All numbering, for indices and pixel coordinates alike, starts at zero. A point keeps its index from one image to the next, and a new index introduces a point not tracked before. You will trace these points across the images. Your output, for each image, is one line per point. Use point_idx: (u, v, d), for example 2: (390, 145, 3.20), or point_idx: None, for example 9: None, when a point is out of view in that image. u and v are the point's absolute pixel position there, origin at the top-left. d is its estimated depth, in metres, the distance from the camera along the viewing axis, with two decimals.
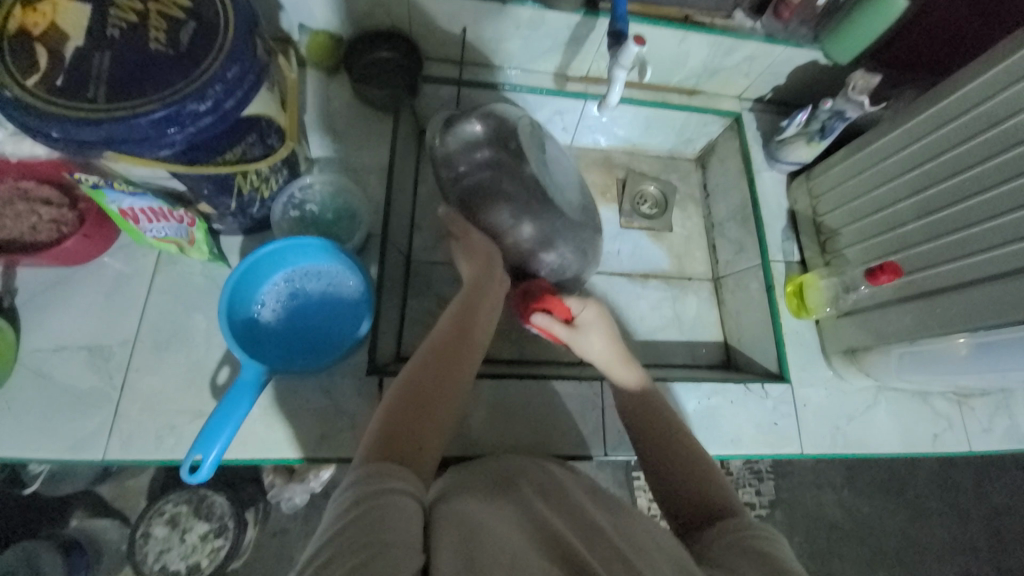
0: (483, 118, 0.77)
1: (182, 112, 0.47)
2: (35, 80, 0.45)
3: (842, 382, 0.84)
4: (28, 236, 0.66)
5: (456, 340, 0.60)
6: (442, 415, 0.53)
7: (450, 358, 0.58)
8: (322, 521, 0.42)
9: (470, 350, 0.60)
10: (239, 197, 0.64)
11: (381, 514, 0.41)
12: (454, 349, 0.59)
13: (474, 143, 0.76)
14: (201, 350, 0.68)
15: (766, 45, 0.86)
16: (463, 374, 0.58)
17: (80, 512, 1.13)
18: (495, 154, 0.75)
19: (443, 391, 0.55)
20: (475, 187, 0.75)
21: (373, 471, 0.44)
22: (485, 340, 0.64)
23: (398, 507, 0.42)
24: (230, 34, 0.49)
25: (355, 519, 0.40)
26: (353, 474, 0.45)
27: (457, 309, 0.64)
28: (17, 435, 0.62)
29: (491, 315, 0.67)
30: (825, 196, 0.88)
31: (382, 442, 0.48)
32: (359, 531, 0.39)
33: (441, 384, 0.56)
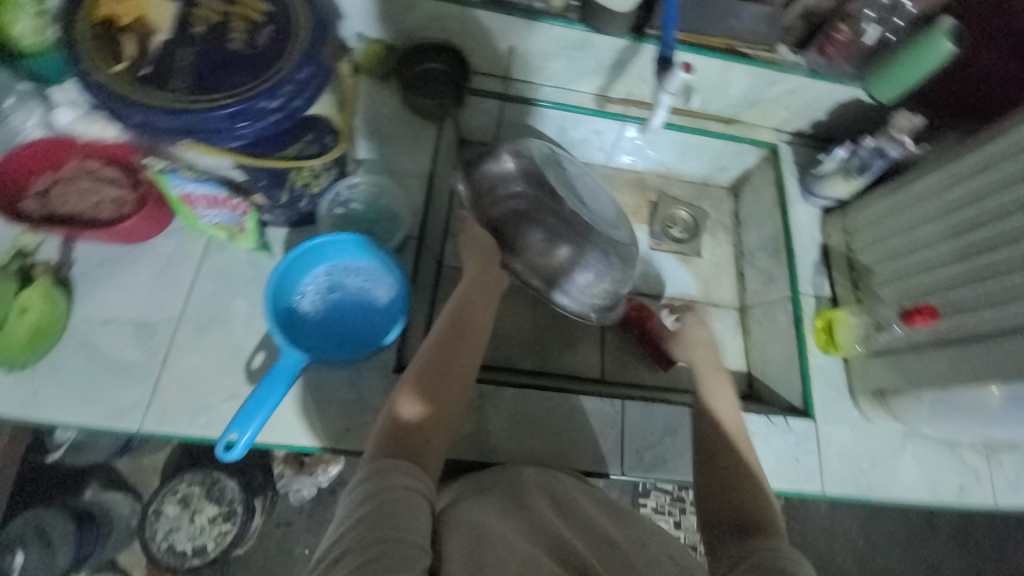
0: (515, 155, 0.81)
1: (252, 109, 0.50)
2: (122, 69, 0.49)
3: (868, 424, 0.83)
4: (92, 213, 0.70)
5: (454, 339, 0.63)
6: (444, 412, 0.56)
7: (450, 357, 0.61)
8: (338, 514, 0.45)
9: (469, 347, 0.63)
10: (290, 190, 0.67)
11: (391, 510, 0.44)
12: (452, 347, 0.62)
13: (506, 178, 0.80)
14: (239, 335, 0.71)
15: (808, 80, 0.87)
16: (462, 370, 0.61)
17: (93, 484, 1.13)
18: (530, 184, 0.80)
19: (443, 389, 0.58)
20: (507, 214, 0.79)
21: (382, 468, 0.47)
22: (484, 337, 0.66)
23: (408, 504, 0.45)
24: (303, 39, 0.52)
25: (369, 515, 0.43)
26: (363, 472, 0.48)
27: (456, 306, 0.67)
28: (60, 400, 0.65)
29: (488, 313, 0.69)
30: (862, 232, 0.88)
31: (388, 442, 0.51)
32: (373, 527, 0.42)
33: (442, 380, 0.59)
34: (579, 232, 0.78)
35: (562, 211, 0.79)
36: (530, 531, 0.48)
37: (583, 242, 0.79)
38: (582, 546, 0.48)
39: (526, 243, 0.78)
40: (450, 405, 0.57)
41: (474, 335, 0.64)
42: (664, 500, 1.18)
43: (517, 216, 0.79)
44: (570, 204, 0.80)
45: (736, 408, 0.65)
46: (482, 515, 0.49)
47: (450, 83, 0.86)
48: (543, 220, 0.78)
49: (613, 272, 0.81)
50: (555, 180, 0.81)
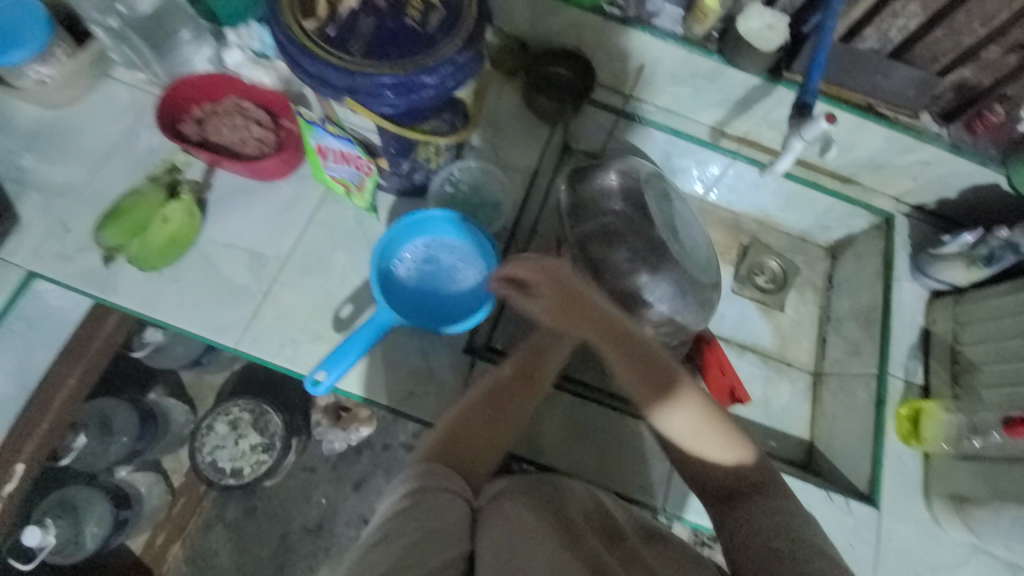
0: (619, 172, 0.83)
1: (414, 82, 0.54)
2: (313, 25, 0.54)
3: (937, 528, 0.77)
4: (238, 146, 0.77)
5: (519, 374, 0.64)
6: (492, 440, 0.59)
7: (507, 390, 0.63)
8: (391, 499, 0.52)
9: (530, 388, 0.64)
10: (412, 161, 0.71)
11: (429, 509, 0.49)
12: (516, 382, 0.64)
13: (607, 197, 0.81)
14: (334, 284, 0.76)
15: (948, 154, 0.82)
16: (516, 409, 0.62)
17: (159, 389, 1.26)
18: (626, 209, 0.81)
19: (495, 418, 0.61)
20: (598, 231, 0.79)
21: (428, 469, 0.53)
22: (550, 381, 0.66)
23: (447, 507, 0.50)
24: (469, 24, 0.56)
25: (411, 507, 0.49)
26: (414, 468, 0.54)
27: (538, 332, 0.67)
28: (177, 305, 0.73)
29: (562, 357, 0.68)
30: (973, 326, 0.82)
31: (438, 450, 0.57)
32: (410, 518, 0.48)
33: (495, 412, 0.61)
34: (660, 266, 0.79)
35: (651, 236, 0.79)
36: (564, 544, 0.46)
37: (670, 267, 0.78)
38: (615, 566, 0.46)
39: (614, 264, 0.77)
40: (502, 429, 0.61)
41: (539, 378, 0.65)
42: None
43: (605, 235, 0.78)
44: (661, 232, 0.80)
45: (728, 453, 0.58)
46: (508, 521, 0.49)
47: (573, 90, 0.88)
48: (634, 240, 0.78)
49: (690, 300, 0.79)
50: (650, 203, 0.82)
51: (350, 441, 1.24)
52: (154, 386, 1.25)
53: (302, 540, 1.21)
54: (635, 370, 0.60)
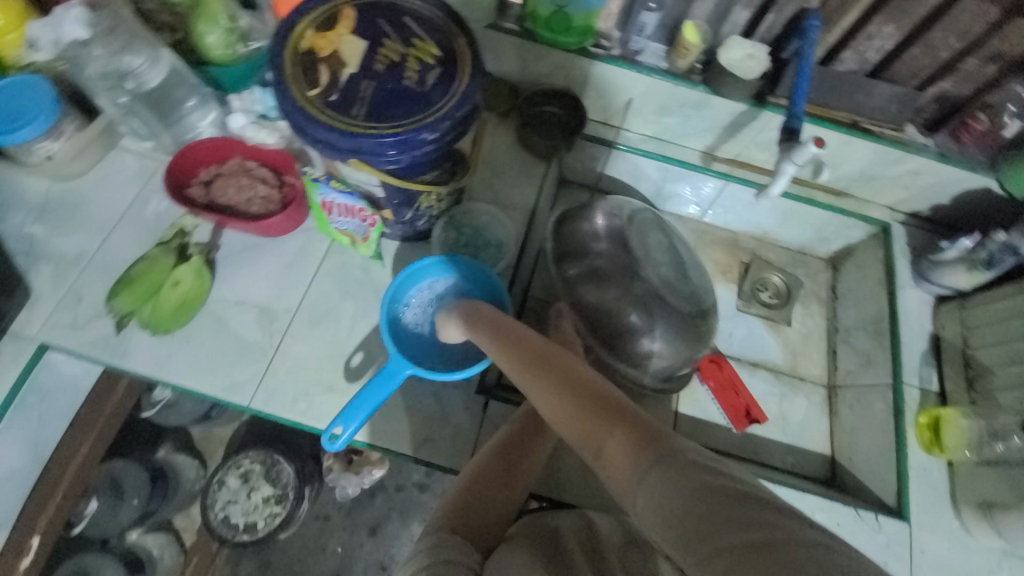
0: (605, 213, 0.87)
1: (415, 139, 0.56)
2: (316, 93, 0.57)
3: (969, 538, 0.75)
4: (244, 206, 0.79)
5: (526, 431, 0.67)
6: (504, 499, 0.60)
7: (515, 448, 0.65)
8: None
9: (537, 444, 0.66)
10: (416, 209, 0.73)
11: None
12: (523, 436, 0.66)
13: (595, 237, 0.87)
14: (344, 333, 0.77)
15: (936, 164, 0.84)
16: (528, 466, 0.64)
17: (168, 446, 1.22)
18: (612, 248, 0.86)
19: (507, 476, 0.62)
20: (586, 275, 0.85)
21: (436, 540, 0.52)
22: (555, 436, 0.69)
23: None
24: (466, 81, 0.58)
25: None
26: (425, 543, 0.52)
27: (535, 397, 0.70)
28: (189, 366, 0.73)
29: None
30: (981, 329, 0.82)
31: (452, 515, 0.56)
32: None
33: (506, 470, 0.63)
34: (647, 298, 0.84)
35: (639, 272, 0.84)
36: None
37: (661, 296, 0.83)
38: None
39: (603, 303, 0.84)
40: (512, 493, 0.61)
41: (546, 431, 0.67)
42: None
43: (594, 277, 0.85)
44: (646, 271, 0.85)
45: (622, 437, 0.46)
46: None
47: (565, 127, 0.91)
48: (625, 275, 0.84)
49: (676, 331, 0.82)
50: (636, 241, 0.86)
51: (363, 486, 1.22)
52: (164, 443, 1.21)
53: None
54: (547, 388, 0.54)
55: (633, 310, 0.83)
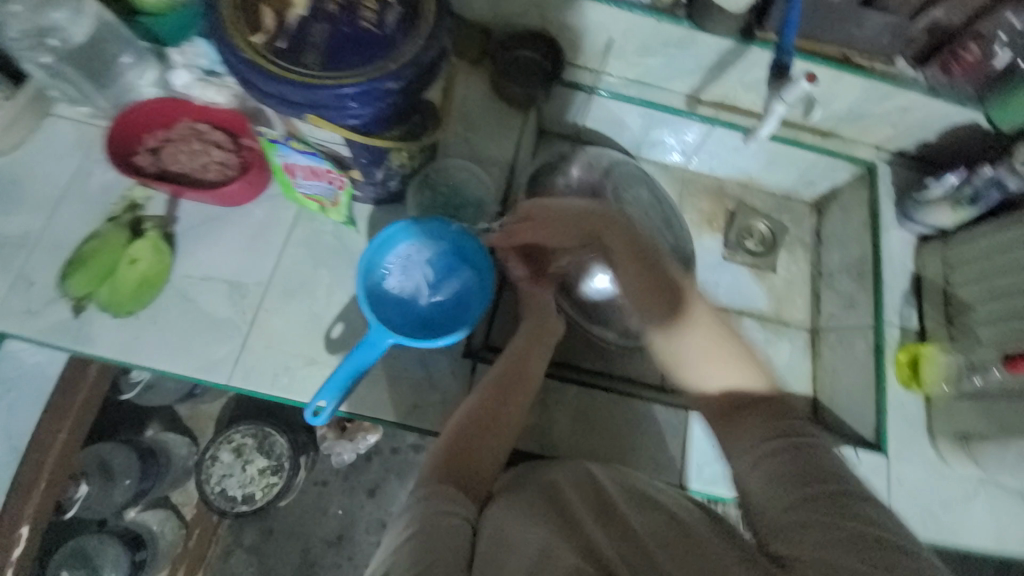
0: (581, 166, 0.88)
1: (378, 89, 0.51)
2: (261, 39, 0.50)
3: (944, 466, 0.78)
4: (199, 173, 0.73)
5: (510, 375, 0.66)
6: (491, 448, 0.60)
7: (502, 394, 0.64)
8: (394, 529, 0.50)
9: (523, 388, 0.66)
10: (386, 169, 0.68)
11: (436, 535, 0.48)
12: (508, 381, 0.66)
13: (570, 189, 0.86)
14: (322, 304, 0.73)
15: (925, 98, 0.81)
16: (515, 407, 0.64)
17: (155, 425, 1.23)
18: (586, 201, 0.85)
19: (495, 421, 0.62)
20: None
21: (428, 492, 0.52)
22: (540, 379, 0.69)
23: (450, 530, 0.49)
24: (429, 20, 0.53)
25: (416, 534, 0.48)
26: (416, 494, 0.53)
27: (517, 347, 0.70)
28: (159, 348, 0.70)
29: (543, 355, 0.71)
30: (963, 266, 0.82)
31: (442, 465, 0.56)
32: (417, 547, 0.46)
33: (494, 412, 0.63)
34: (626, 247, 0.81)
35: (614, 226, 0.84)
36: (564, 545, 0.46)
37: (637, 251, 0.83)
38: (609, 554, 0.46)
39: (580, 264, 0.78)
40: (497, 438, 0.61)
41: (530, 376, 0.67)
42: None
43: None
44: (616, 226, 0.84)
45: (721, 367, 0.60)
46: (513, 528, 0.48)
47: (543, 74, 0.85)
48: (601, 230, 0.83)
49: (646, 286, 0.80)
50: (607, 191, 0.87)
51: (358, 451, 1.23)
52: (150, 423, 1.23)
53: (325, 554, 1.21)
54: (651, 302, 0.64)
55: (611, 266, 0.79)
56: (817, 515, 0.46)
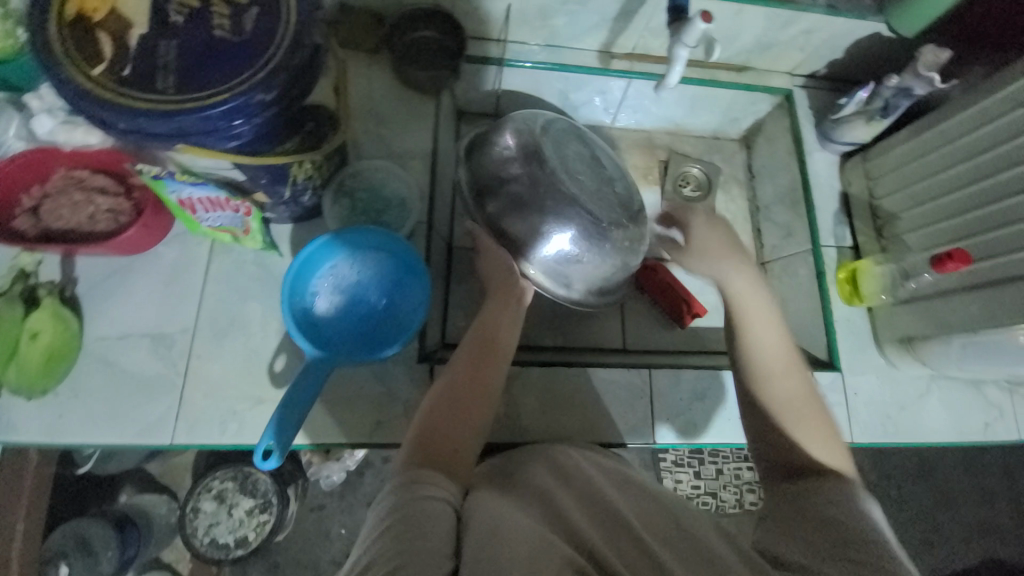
0: (516, 131, 0.78)
1: (250, 103, 0.46)
2: (102, 70, 0.45)
3: (894, 370, 0.82)
4: (88, 226, 0.67)
5: (479, 352, 0.65)
6: (467, 429, 0.58)
7: (473, 372, 0.63)
8: (368, 525, 0.46)
9: (495, 362, 0.65)
10: (293, 185, 0.63)
11: (417, 520, 0.44)
12: (479, 357, 0.65)
13: (506, 158, 0.77)
14: (258, 339, 0.69)
15: (827, 17, 0.81)
16: (490, 384, 0.63)
17: (129, 488, 1.14)
18: (525, 169, 0.76)
19: (470, 399, 0.61)
20: (510, 204, 0.76)
21: (406, 479, 0.48)
22: (510, 353, 0.68)
23: (434, 514, 0.45)
24: (292, 19, 0.48)
25: (396, 524, 0.44)
26: (392, 483, 0.49)
27: (480, 324, 0.69)
28: (89, 421, 0.65)
29: (513, 330, 0.71)
30: (884, 178, 0.84)
31: (420, 451, 0.53)
32: (398, 535, 0.42)
33: (466, 392, 0.61)
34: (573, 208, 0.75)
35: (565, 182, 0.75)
36: (547, 530, 0.45)
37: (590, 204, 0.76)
38: (594, 535, 0.45)
39: (521, 246, 0.76)
40: (473, 417, 0.60)
41: (501, 348, 0.67)
42: (680, 454, 1.27)
43: (517, 206, 0.75)
44: (568, 183, 0.76)
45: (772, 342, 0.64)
46: (502, 510, 0.47)
47: (447, 54, 0.81)
48: (553, 189, 0.75)
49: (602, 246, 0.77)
50: (552, 153, 0.77)
51: (347, 469, 1.20)
52: (122, 488, 1.14)
53: None
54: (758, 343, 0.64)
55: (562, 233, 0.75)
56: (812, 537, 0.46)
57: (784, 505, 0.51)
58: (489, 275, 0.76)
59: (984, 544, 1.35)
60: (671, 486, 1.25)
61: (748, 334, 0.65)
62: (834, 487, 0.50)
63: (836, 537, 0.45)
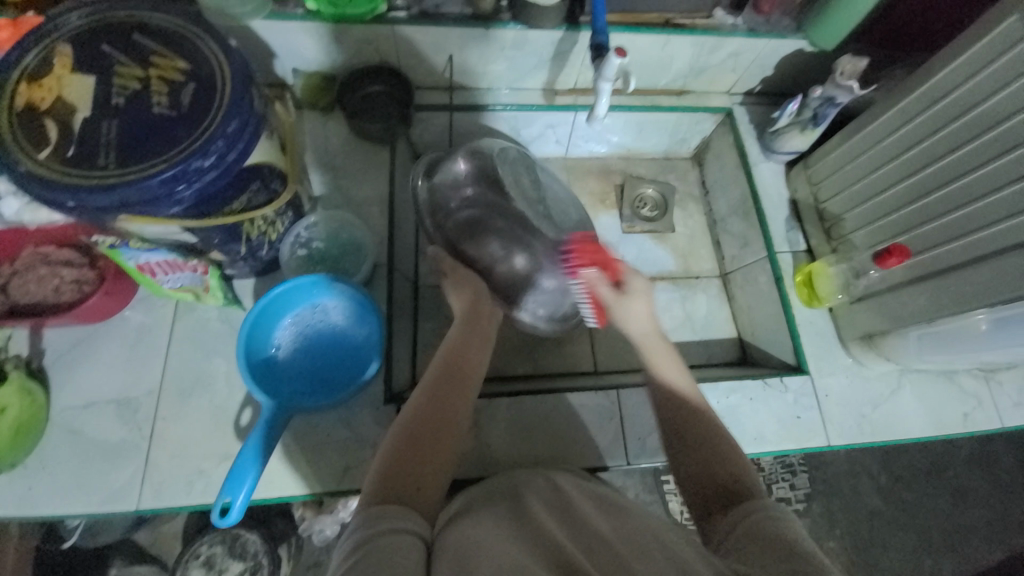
0: (470, 155, 0.80)
1: (187, 171, 0.49)
2: (47, 153, 0.48)
3: (863, 368, 0.82)
4: (52, 297, 0.68)
5: (447, 377, 0.60)
6: (442, 453, 0.54)
7: (442, 398, 0.58)
8: (332, 566, 0.42)
9: (467, 383, 0.61)
10: (248, 242, 0.66)
11: (383, 554, 0.41)
12: (447, 384, 0.59)
13: (458, 182, 0.80)
14: (223, 394, 0.70)
15: (750, 40, 0.86)
16: (459, 410, 0.58)
17: (119, 562, 1.10)
18: (480, 191, 0.79)
19: (438, 427, 0.56)
20: (465, 224, 0.79)
21: (374, 512, 0.45)
22: (480, 377, 0.63)
23: (401, 547, 0.42)
24: (227, 91, 0.52)
25: (362, 560, 0.40)
26: (355, 520, 0.45)
27: (452, 341, 0.65)
28: (54, 493, 0.65)
29: (484, 352, 0.66)
30: (825, 182, 0.88)
31: (383, 483, 0.49)
32: (365, 570, 0.39)
33: (437, 414, 0.56)
34: (529, 235, 0.77)
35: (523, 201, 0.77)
36: (526, 549, 0.42)
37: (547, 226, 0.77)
38: (575, 547, 0.43)
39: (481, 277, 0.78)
40: (448, 442, 0.55)
41: (473, 370, 0.63)
42: None
43: (473, 228, 0.79)
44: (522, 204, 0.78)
45: (683, 374, 0.63)
46: (483, 537, 0.44)
47: (396, 104, 0.86)
48: (509, 215, 0.78)
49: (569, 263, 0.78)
50: (507, 177, 0.79)
51: (342, 523, 1.13)
52: (112, 562, 1.10)
53: None
54: (654, 342, 0.66)
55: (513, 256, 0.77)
56: (756, 543, 0.44)
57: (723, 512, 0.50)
58: (455, 301, 0.72)
59: (1008, 541, 1.30)
60: (676, 508, 1.22)
61: (648, 351, 0.65)
62: (769, 506, 0.48)
63: (784, 554, 0.42)
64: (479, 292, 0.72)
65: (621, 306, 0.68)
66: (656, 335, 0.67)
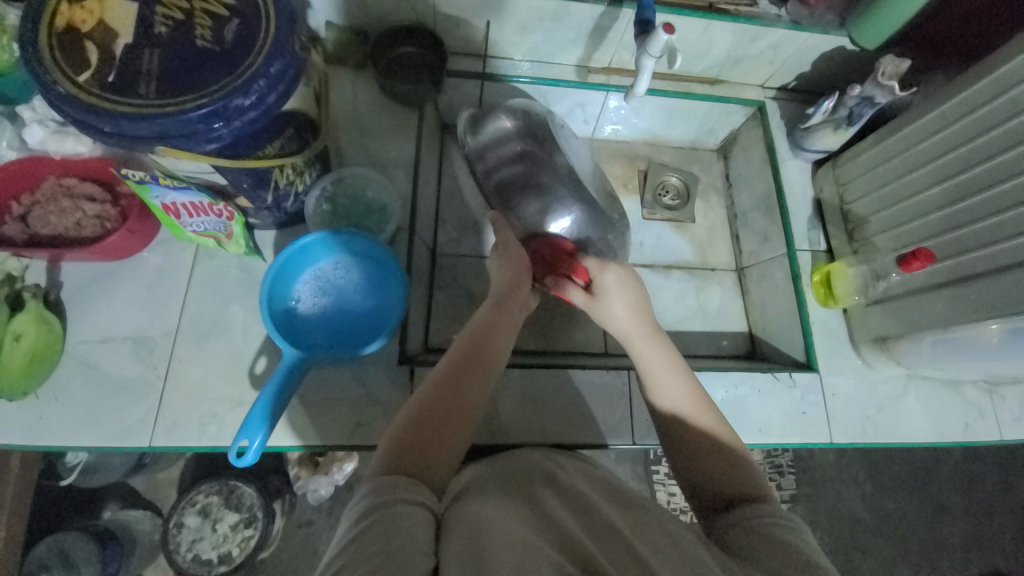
0: (510, 113, 0.80)
1: (228, 108, 0.48)
2: (87, 77, 0.47)
3: (872, 371, 0.83)
4: (73, 231, 0.68)
5: (468, 359, 0.59)
6: (455, 432, 0.54)
7: (460, 382, 0.57)
8: (339, 530, 0.42)
9: (486, 369, 0.60)
10: (275, 190, 0.66)
11: (392, 525, 0.41)
12: (468, 368, 0.58)
13: (503, 136, 0.80)
14: (239, 342, 0.70)
15: (792, 32, 0.84)
16: (475, 394, 0.57)
17: (113, 504, 1.11)
18: (527, 146, 0.79)
19: (454, 409, 0.55)
20: (494, 187, 0.78)
21: (386, 484, 0.45)
22: (501, 365, 0.62)
23: (409, 516, 0.42)
24: (272, 30, 0.51)
25: (370, 529, 0.40)
26: (366, 488, 0.45)
27: (477, 325, 0.64)
28: (65, 424, 0.65)
29: (508, 339, 0.65)
30: (853, 182, 0.87)
31: (396, 457, 0.49)
32: (373, 540, 0.39)
33: (453, 397, 0.56)
34: (553, 210, 0.77)
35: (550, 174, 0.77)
36: (533, 531, 0.42)
37: (570, 203, 0.77)
38: (583, 536, 0.43)
39: None
40: (461, 422, 0.55)
41: (493, 358, 0.61)
42: None
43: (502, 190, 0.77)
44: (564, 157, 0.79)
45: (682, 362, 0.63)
46: (486, 514, 0.44)
47: (428, 67, 0.85)
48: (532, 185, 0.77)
49: (590, 239, 0.77)
50: (554, 133, 0.80)
51: (336, 484, 1.15)
52: (106, 504, 1.11)
53: None
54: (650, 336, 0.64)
55: (535, 230, 0.77)
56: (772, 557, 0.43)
57: (737, 519, 0.48)
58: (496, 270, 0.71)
59: (982, 557, 1.33)
60: (664, 498, 1.24)
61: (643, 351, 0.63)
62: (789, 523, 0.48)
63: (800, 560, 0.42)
64: (519, 267, 0.70)
65: (596, 309, 0.68)
66: (642, 326, 0.65)
